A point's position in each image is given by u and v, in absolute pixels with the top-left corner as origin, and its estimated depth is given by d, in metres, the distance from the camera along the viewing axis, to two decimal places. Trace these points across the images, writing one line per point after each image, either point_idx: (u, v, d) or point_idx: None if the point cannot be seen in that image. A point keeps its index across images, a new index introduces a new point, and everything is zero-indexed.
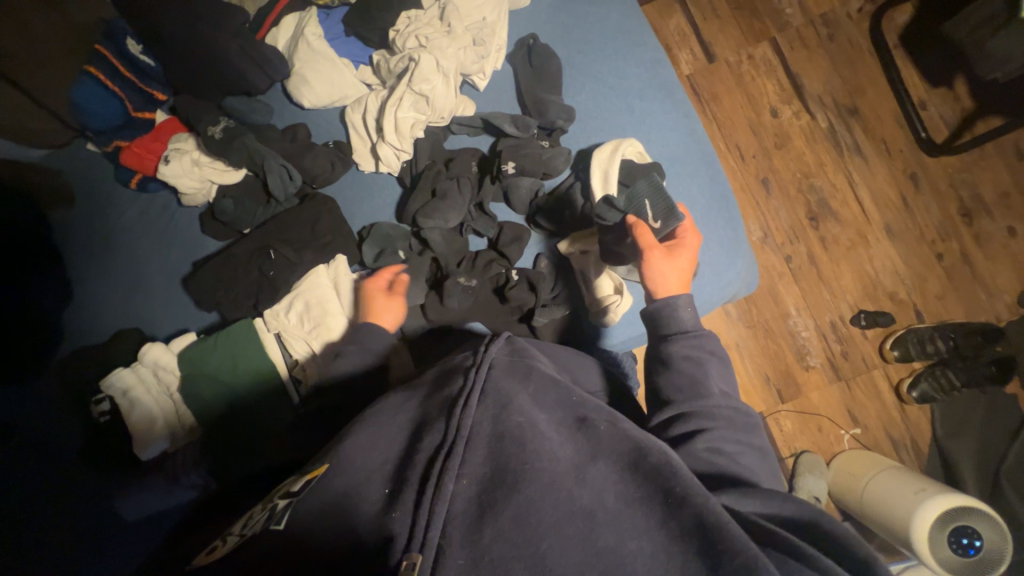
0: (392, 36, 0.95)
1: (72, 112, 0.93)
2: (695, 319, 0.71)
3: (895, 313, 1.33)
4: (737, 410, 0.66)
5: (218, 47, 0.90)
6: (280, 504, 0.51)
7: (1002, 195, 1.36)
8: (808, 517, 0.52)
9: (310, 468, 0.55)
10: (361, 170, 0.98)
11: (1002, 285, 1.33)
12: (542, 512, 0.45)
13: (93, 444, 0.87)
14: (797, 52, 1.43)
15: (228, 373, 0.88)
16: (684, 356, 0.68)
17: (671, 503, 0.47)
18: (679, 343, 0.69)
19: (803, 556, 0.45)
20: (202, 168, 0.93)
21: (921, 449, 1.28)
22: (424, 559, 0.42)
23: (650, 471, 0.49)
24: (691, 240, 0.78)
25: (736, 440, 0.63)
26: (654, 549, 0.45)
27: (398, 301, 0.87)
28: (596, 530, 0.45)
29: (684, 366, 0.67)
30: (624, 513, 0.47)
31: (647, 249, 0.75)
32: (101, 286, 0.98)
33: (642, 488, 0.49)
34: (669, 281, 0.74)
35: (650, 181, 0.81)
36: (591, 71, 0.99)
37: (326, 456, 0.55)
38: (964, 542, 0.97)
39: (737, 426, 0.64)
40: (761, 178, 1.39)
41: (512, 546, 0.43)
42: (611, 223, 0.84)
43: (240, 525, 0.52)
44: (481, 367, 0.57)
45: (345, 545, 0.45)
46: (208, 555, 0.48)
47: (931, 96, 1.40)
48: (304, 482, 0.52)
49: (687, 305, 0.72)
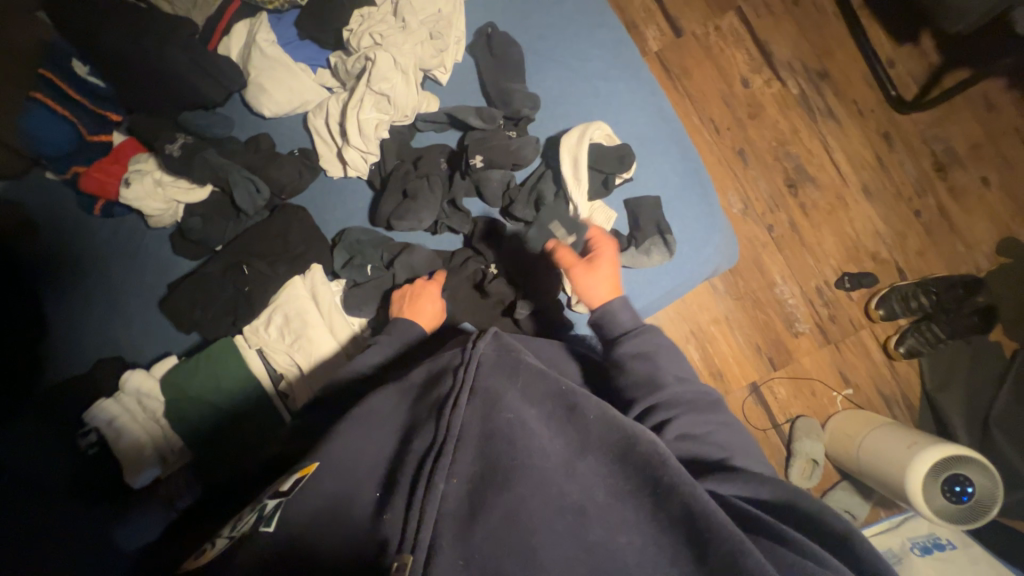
0: (347, 36, 0.93)
1: (23, 141, 0.91)
2: (634, 320, 0.71)
3: (878, 273, 1.35)
4: (697, 394, 0.67)
5: (167, 64, 0.88)
6: (269, 505, 0.52)
7: (974, 146, 1.37)
8: (790, 499, 0.55)
9: (299, 467, 0.56)
10: (330, 177, 0.96)
11: (980, 236, 1.35)
12: (532, 508, 0.46)
13: (85, 473, 0.86)
14: (763, 19, 1.42)
15: (214, 394, 0.87)
16: (633, 354, 0.68)
17: (659, 495, 0.48)
18: (630, 341, 0.69)
19: (790, 541, 0.47)
20: (166, 188, 0.91)
21: (912, 402, 1.30)
22: (415, 559, 0.44)
23: (640, 462, 0.50)
24: (604, 249, 0.79)
25: (701, 422, 0.64)
26: (643, 542, 0.46)
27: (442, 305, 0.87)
28: (586, 525, 0.46)
29: (635, 363, 0.67)
30: (614, 506, 0.48)
31: (568, 268, 0.78)
32: (76, 318, 0.96)
33: (631, 480, 0.49)
34: (598, 291, 0.75)
35: (550, 207, 0.88)
36: (555, 55, 0.97)
37: (315, 454, 0.55)
38: (956, 490, 0.99)
39: (699, 408, 0.65)
40: (738, 149, 1.39)
41: (503, 545, 0.45)
42: (536, 250, 0.90)
43: (230, 527, 0.54)
44: (469, 366, 0.56)
45: (342, 539, 0.47)
46: (197, 560, 0.51)
47: (897, 53, 1.40)
48: (294, 481, 0.53)
49: (624, 307, 0.72)
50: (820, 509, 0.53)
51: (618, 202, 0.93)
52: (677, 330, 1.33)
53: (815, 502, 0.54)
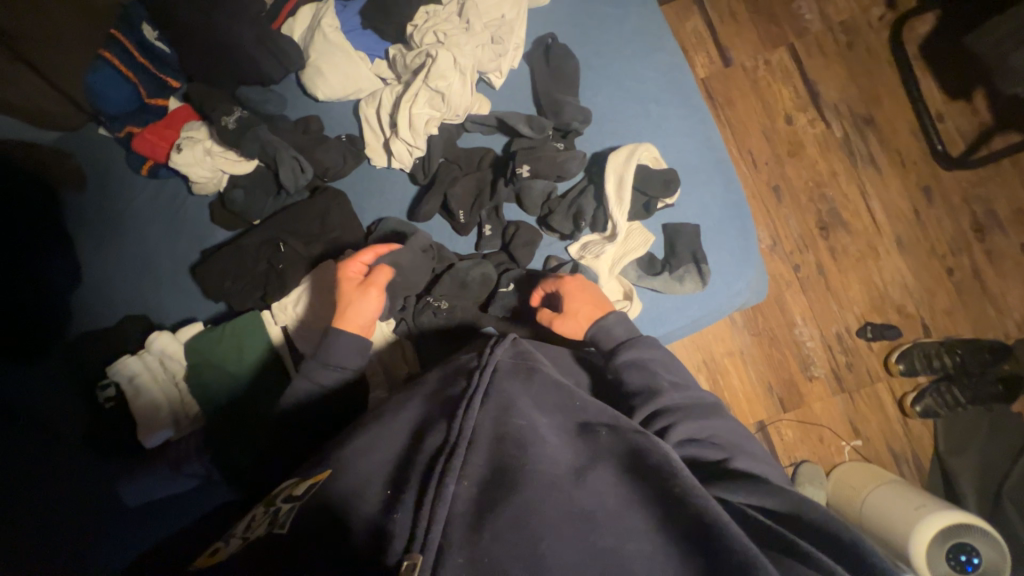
0: (409, 31, 0.94)
1: (86, 95, 0.94)
2: (629, 331, 0.76)
3: (902, 327, 1.32)
4: (694, 399, 0.69)
5: (231, 36, 0.89)
6: (283, 508, 0.55)
7: (1016, 212, 1.35)
8: (793, 510, 0.54)
9: (313, 473, 0.59)
10: (373, 165, 0.97)
11: (1011, 303, 1.32)
12: (540, 513, 0.48)
13: (98, 426, 0.88)
14: (815, 59, 1.41)
15: (235, 364, 0.89)
16: (631, 364, 0.72)
17: (669, 504, 0.49)
18: (627, 350, 0.73)
19: (800, 553, 0.47)
20: (214, 158, 0.93)
21: (922, 463, 1.28)
22: (424, 560, 0.46)
23: (650, 472, 0.52)
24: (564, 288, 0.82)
25: (697, 427, 0.66)
26: (654, 551, 0.47)
27: (372, 292, 0.81)
28: (596, 531, 0.48)
29: (629, 374, 0.71)
30: (624, 514, 0.49)
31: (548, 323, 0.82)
32: (106, 271, 0.98)
33: (640, 490, 0.51)
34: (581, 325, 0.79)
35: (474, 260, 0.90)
36: (609, 73, 0.98)
37: (329, 461, 0.59)
38: (962, 559, 0.97)
39: (695, 414, 0.67)
40: (773, 185, 1.38)
41: (512, 546, 0.46)
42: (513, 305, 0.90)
43: (243, 527, 0.56)
44: (485, 370, 0.62)
45: (341, 543, 0.49)
46: (211, 557, 0.53)
47: (948, 108, 1.38)
48: (308, 486, 0.56)
49: (618, 321, 0.77)
50: (824, 517, 0.53)
51: (656, 226, 0.93)
52: (690, 359, 1.32)
53: (820, 512, 0.53)
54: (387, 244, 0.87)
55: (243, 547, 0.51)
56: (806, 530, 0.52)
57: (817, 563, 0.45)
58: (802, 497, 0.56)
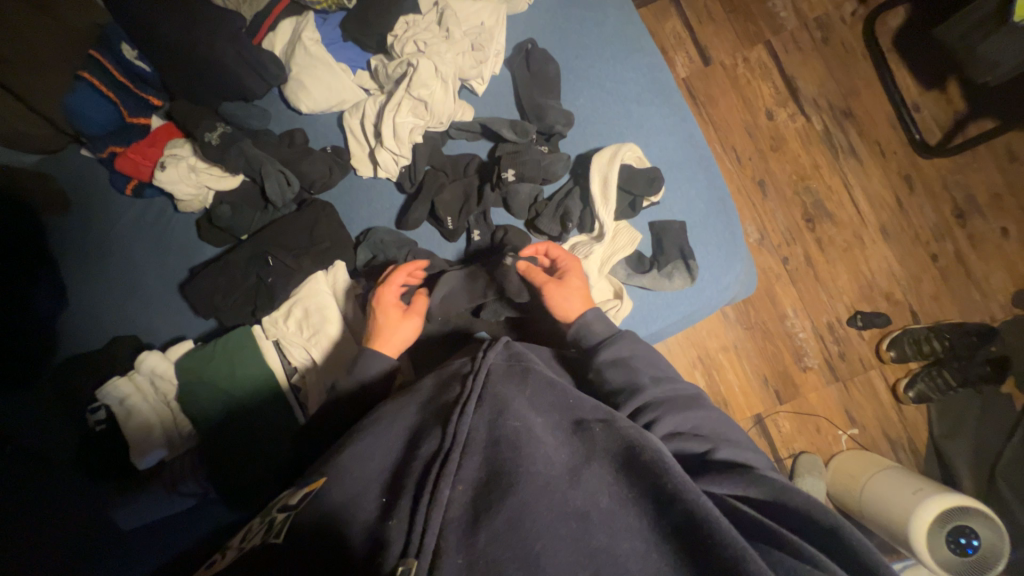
0: (390, 41, 0.95)
1: (66, 117, 0.93)
2: (608, 328, 0.77)
3: (891, 314, 1.34)
4: (674, 392, 0.70)
5: (211, 53, 0.89)
6: (278, 517, 0.54)
7: (994, 196, 1.37)
8: (777, 497, 0.55)
9: (308, 481, 0.58)
10: (359, 176, 0.98)
11: (995, 286, 1.34)
12: (536, 513, 0.48)
13: (90, 450, 0.87)
14: (792, 55, 1.44)
15: (228, 382, 0.88)
16: (611, 362, 0.72)
17: (661, 501, 0.49)
18: (607, 348, 0.73)
19: (785, 545, 0.47)
20: (199, 175, 0.93)
21: (918, 448, 1.29)
22: (420, 565, 0.46)
23: (644, 468, 0.52)
24: (566, 260, 0.85)
25: (682, 420, 0.67)
26: (647, 548, 0.47)
27: (413, 320, 0.82)
28: (591, 530, 0.48)
29: (610, 372, 0.71)
30: (618, 512, 0.50)
31: (542, 285, 0.82)
32: (93, 293, 0.97)
33: (634, 487, 0.51)
34: (572, 305, 0.80)
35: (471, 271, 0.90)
36: (590, 75, 0.99)
37: (325, 468, 0.58)
38: (962, 542, 0.97)
39: (678, 406, 0.68)
40: (757, 180, 1.40)
41: (508, 548, 0.46)
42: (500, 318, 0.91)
43: (240, 538, 0.56)
44: (479, 373, 0.62)
45: (337, 553, 0.48)
46: (207, 570, 0.52)
47: (924, 98, 1.41)
48: (303, 494, 0.56)
49: (598, 317, 0.78)
50: (807, 503, 0.53)
51: (643, 225, 0.94)
52: (685, 355, 1.33)
53: (805, 498, 0.54)
54: (415, 264, 0.87)
55: (240, 557, 0.50)
56: (787, 516, 0.54)
57: (801, 552, 0.46)
58: (783, 483, 0.57)
